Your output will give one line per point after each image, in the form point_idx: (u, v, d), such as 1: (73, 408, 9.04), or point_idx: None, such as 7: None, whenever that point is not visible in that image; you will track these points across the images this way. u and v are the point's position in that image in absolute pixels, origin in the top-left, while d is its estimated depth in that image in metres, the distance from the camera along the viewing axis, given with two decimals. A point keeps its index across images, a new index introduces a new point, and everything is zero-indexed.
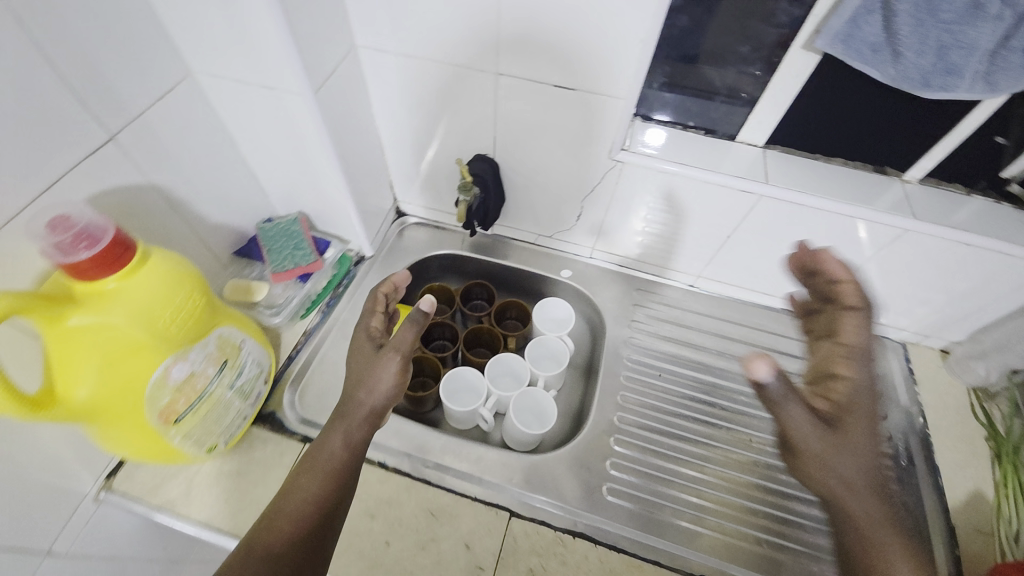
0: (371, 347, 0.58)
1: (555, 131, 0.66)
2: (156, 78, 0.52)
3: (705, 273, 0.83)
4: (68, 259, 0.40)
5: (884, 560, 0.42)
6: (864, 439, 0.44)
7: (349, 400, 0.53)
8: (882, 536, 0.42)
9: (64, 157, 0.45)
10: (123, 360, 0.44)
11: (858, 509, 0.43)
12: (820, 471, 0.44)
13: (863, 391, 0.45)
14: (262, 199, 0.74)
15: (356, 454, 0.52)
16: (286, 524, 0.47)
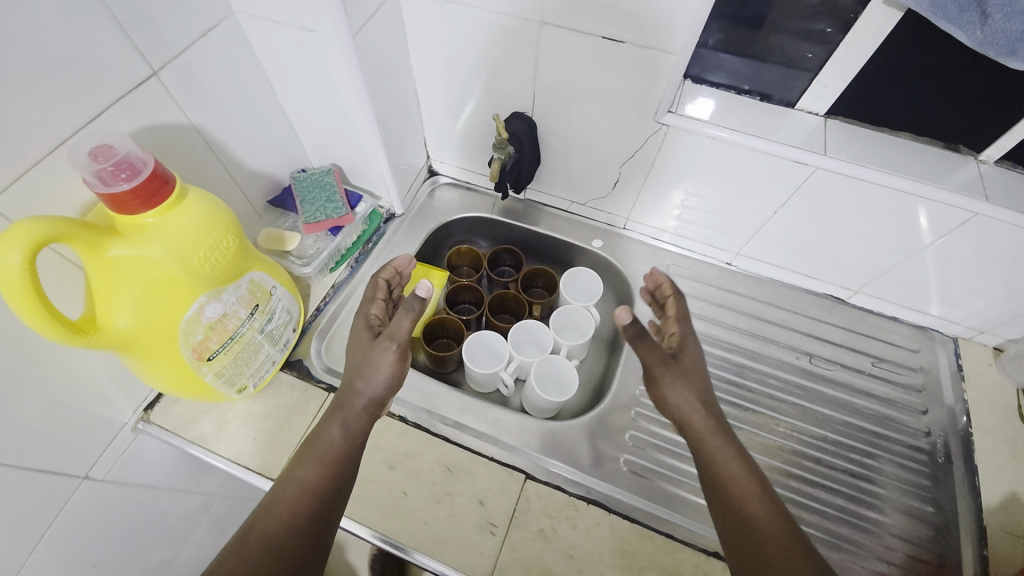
0: (367, 337, 0.59)
1: (599, 89, 0.63)
2: (196, 13, 0.51)
3: (744, 251, 0.79)
4: (122, 187, 0.40)
5: (724, 466, 0.52)
6: (695, 370, 0.57)
7: (348, 391, 0.56)
8: (720, 448, 0.53)
9: (110, 90, 0.45)
10: (160, 294, 0.45)
11: (705, 429, 0.54)
12: (671, 399, 0.55)
13: (691, 340, 0.60)
14: (297, 148, 0.73)
15: (355, 451, 0.56)
16: (287, 513, 0.50)
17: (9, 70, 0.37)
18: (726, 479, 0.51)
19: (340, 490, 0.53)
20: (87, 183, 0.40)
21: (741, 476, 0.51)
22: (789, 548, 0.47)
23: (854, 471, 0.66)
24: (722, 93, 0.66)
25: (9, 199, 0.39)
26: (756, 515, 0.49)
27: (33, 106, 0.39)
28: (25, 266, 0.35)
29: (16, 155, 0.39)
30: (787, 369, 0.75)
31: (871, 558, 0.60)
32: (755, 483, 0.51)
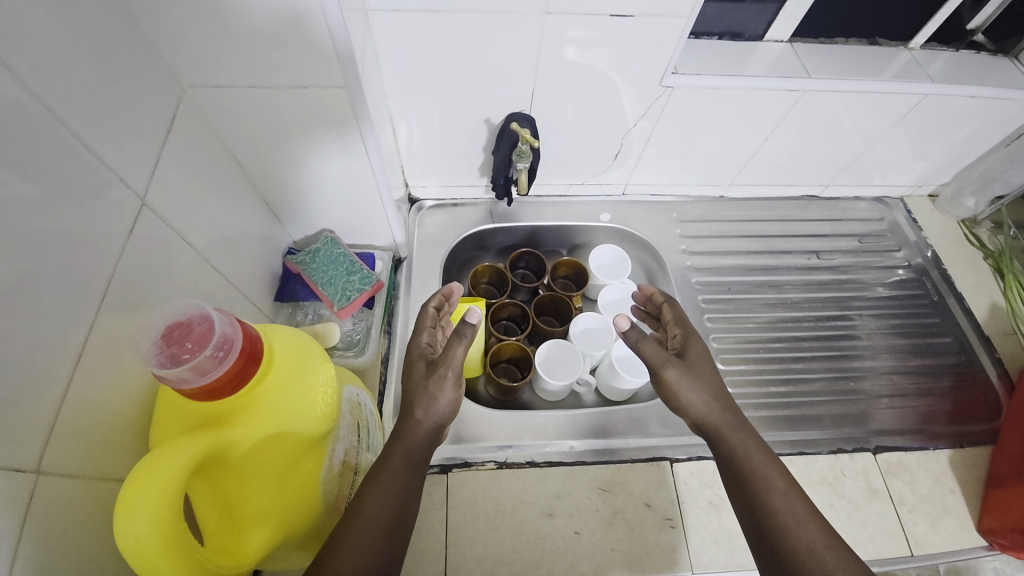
0: (423, 366, 0.50)
1: (602, 66, 0.60)
2: (153, 106, 0.38)
3: (736, 181, 0.85)
4: (234, 350, 0.32)
5: (748, 461, 0.46)
6: (707, 366, 0.51)
7: (404, 417, 0.47)
8: (742, 442, 0.47)
9: (107, 246, 0.33)
10: (296, 478, 0.36)
11: (723, 424, 0.49)
12: (684, 399, 0.50)
13: (695, 336, 0.55)
14: (278, 226, 0.60)
15: (416, 474, 0.45)
16: (351, 557, 0.39)
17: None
18: (748, 471, 0.46)
19: (404, 508, 0.43)
20: (192, 385, 0.31)
21: (764, 467, 0.46)
22: (816, 542, 0.42)
23: (866, 334, 0.78)
24: (699, 42, 0.68)
25: (55, 455, 0.28)
26: (782, 512, 0.44)
27: (37, 308, 0.28)
28: (163, 532, 0.27)
29: (41, 389, 0.28)
30: (805, 271, 0.84)
31: (876, 398, 0.73)
32: (779, 475, 0.46)
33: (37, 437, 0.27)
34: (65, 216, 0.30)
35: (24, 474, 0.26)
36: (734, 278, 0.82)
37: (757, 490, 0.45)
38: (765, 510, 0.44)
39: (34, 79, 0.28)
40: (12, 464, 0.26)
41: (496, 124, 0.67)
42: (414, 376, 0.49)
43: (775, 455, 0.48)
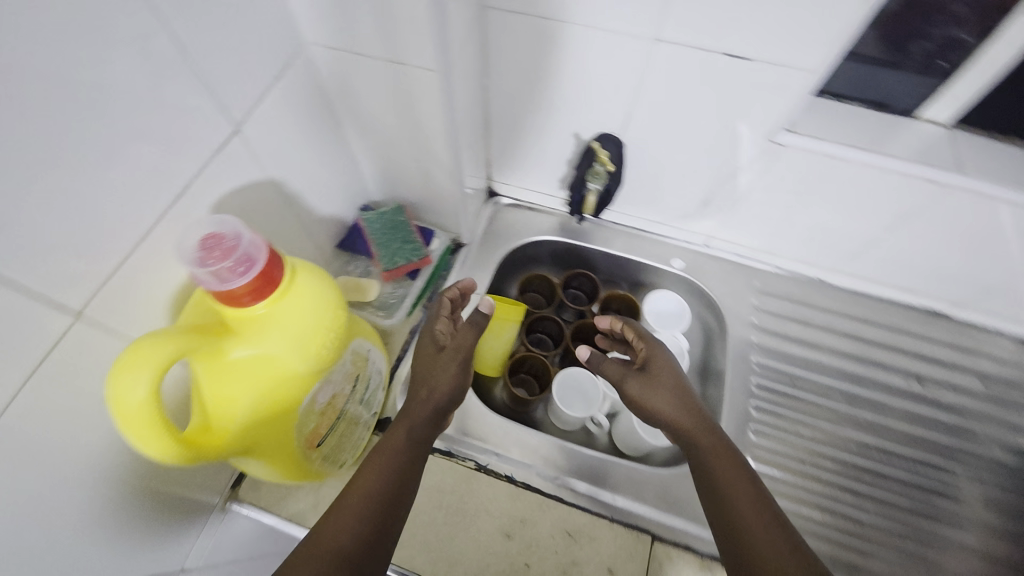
0: (434, 350, 0.56)
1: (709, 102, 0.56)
2: (274, 54, 0.45)
3: (840, 267, 0.74)
4: (251, 270, 0.35)
5: (713, 461, 0.48)
6: (671, 376, 0.54)
7: (412, 398, 0.52)
8: (705, 445, 0.49)
9: (196, 157, 0.39)
10: (279, 395, 0.40)
11: (690, 431, 0.50)
12: (649, 408, 0.53)
13: (661, 349, 0.57)
14: (360, 183, 0.66)
15: (417, 455, 0.48)
16: (350, 519, 0.42)
17: (90, 150, 0.31)
18: (713, 473, 0.47)
19: (401, 485, 0.46)
20: (212, 288, 0.35)
21: (728, 469, 0.47)
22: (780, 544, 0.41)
23: (964, 496, 0.64)
24: (836, 105, 0.60)
25: (97, 306, 0.34)
26: (744, 511, 0.44)
27: (119, 186, 0.34)
28: (147, 396, 0.31)
29: (103, 252, 0.34)
30: (899, 395, 0.71)
31: None
32: (744, 478, 0.46)
33: (87, 288, 0.33)
34: (164, 120, 0.36)
35: (66, 313, 0.32)
36: (803, 373, 0.72)
37: (722, 492, 0.46)
38: (731, 514, 0.44)
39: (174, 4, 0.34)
40: (57, 300, 0.32)
41: (584, 141, 0.67)
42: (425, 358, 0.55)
43: (743, 459, 0.48)
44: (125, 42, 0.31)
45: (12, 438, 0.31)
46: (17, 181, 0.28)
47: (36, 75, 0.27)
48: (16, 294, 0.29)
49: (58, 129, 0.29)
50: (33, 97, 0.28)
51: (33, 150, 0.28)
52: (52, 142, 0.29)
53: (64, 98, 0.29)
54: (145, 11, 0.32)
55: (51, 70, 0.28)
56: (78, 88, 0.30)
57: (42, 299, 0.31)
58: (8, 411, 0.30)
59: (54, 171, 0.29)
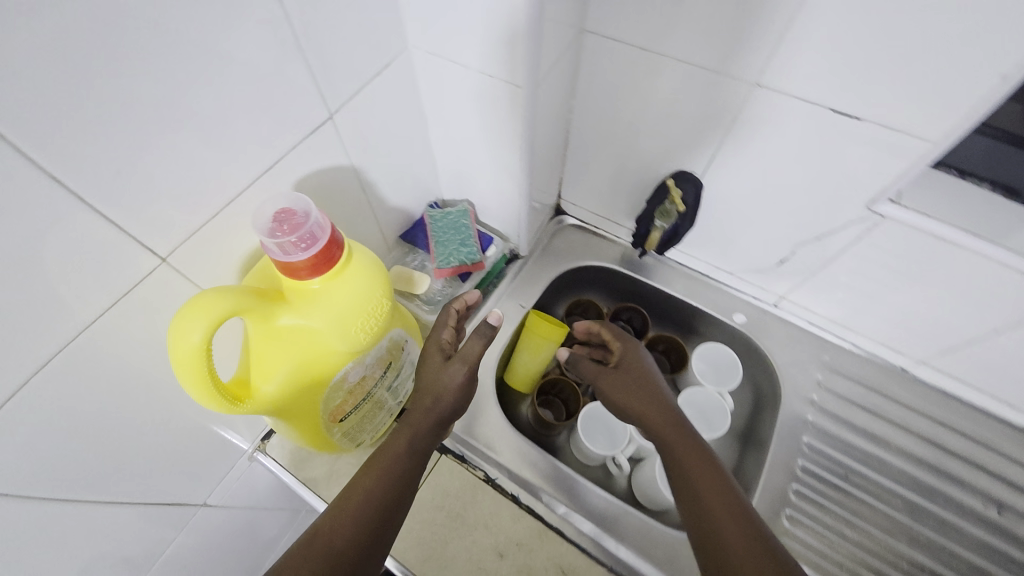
0: (439, 357, 0.53)
1: (807, 153, 0.52)
2: (378, 52, 0.48)
3: (930, 362, 0.66)
4: (313, 248, 0.38)
5: (682, 458, 0.51)
6: (639, 371, 0.57)
7: (416, 404, 0.51)
8: (673, 442, 0.52)
9: (290, 136, 0.43)
10: (314, 365, 0.43)
11: (659, 428, 0.53)
12: (619, 403, 0.57)
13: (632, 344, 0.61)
14: (434, 180, 0.69)
15: (415, 466, 0.50)
16: (348, 519, 0.45)
17: (201, 116, 0.35)
18: (683, 469, 0.50)
19: (393, 493, 0.47)
20: (277, 259, 0.37)
21: (697, 467, 0.49)
22: (749, 542, 0.43)
23: None
24: (959, 182, 0.53)
25: (181, 255, 0.39)
26: (715, 511, 0.46)
27: (219, 152, 0.38)
28: (201, 344, 0.34)
29: (198, 207, 0.38)
30: (975, 521, 0.61)
31: None
32: (713, 476, 0.49)
33: (176, 238, 0.38)
34: (267, 101, 0.40)
35: (154, 256, 0.37)
36: (860, 468, 0.64)
37: (692, 490, 0.48)
38: (712, 528, 0.45)
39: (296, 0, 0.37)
40: (148, 244, 0.36)
41: (661, 175, 0.65)
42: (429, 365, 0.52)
43: (714, 456, 0.51)
44: (246, 30, 0.35)
45: (84, 351, 0.36)
46: (135, 137, 0.32)
47: (169, 50, 0.31)
48: (114, 232, 0.34)
49: (178, 98, 0.33)
50: (163, 68, 0.32)
51: (154, 109, 0.32)
52: (170, 108, 0.33)
53: (187, 72, 0.33)
54: (270, 4, 0.36)
55: (181, 47, 0.32)
56: (200, 65, 0.33)
57: (136, 241, 0.35)
58: (88, 328, 0.35)
59: (166, 132, 0.34)
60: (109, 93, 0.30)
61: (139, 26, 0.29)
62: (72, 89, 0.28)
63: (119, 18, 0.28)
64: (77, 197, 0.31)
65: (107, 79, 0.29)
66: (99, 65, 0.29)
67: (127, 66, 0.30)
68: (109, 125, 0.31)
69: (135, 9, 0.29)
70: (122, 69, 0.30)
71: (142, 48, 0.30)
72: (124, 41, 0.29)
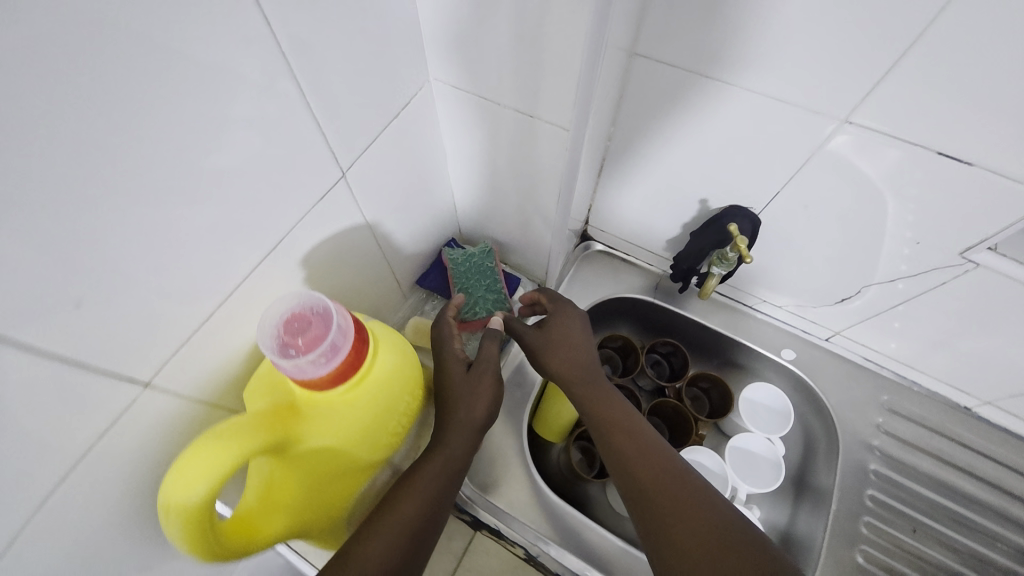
0: (461, 368, 0.49)
1: (894, 192, 0.45)
2: (396, 90, 0.40)
3: (1001, 404, 0.60)
4: (335, 361, 0.32)
5: (614, 426, 0.47)
6: (569, 331, 0.53)
7: (446, 419, 0.46)
8: (607, 410, 0.48)
9: (295, 203, 0.35)
10: (336, 486, 0.36)
11: (589, 394, 0.50)
12: (546, 365, 0.52)
13: (562, 301, 0.55)
14: (452, 215, 0.62)
15: (452, 481, 0.44)
16: (380, 536, 0.39)
17: (187, 203, 0.28)
18: (616, 438, 0.47)
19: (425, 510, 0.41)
20: (291, 374, 0.31)
21: (632, 436, 0.46)
22: (688, 520, 0.41)
23: None
24: None
25: (168, 372, 0.31)
26: (651, 485, 0.43)
27: (213, 238, 0.30)
28: (200, 501, 0.27)
29: (194, 309, 0.31)
30: None
31: None
32: (650, 447, 0.46)
33: (162, 354, 0.30)
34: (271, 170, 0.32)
35: (135, 383, 0.29)
36: (929, 523, 0.60)
37: (627, 461, 0.45)
38: (634, 481, 0.44)
39: (306, 46, 0.30)
40: (125, 372, 0.29)
41: (710, 208, 0.58)
42: (452, 379, 0.48)
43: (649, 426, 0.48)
44: (243, 93, 0.28)
45: (57, 511, 0.28)
46: (98, 251, 0.25)
47: (140, 139, 0.24)
48: (78, 371, 0.26)
49: (157, 196, 0.26)
50: (133, 162, 0.24)
51: (124, 207, 0.25)
52: (145, 205, 0.26)
53: (167, 161, 0.26)
54: (273, 57, 0.28)
55: (152, 134, 0.24)
56: (185, 146, 0.26)
57: (108, 372, 0.28)
58: (61, 483, 0.28)
59: (136, 243, 0.26)
60: (65, 200, 0.22)
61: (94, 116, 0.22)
62: (12, 206, 0.21)
63: (66, 111, 0.21)
64: (25, 349, 0.23)
65: (58, 183, 0.22)
66: (42, 175, 0.21)
67: (81, 170, 0.22)
68: (59, 249, 0.23)
69: (92, 94, 0.21)
70: (76, 174, 0.22)
71: (102, 139, 0.23)
72: (76, 139, 0.22)
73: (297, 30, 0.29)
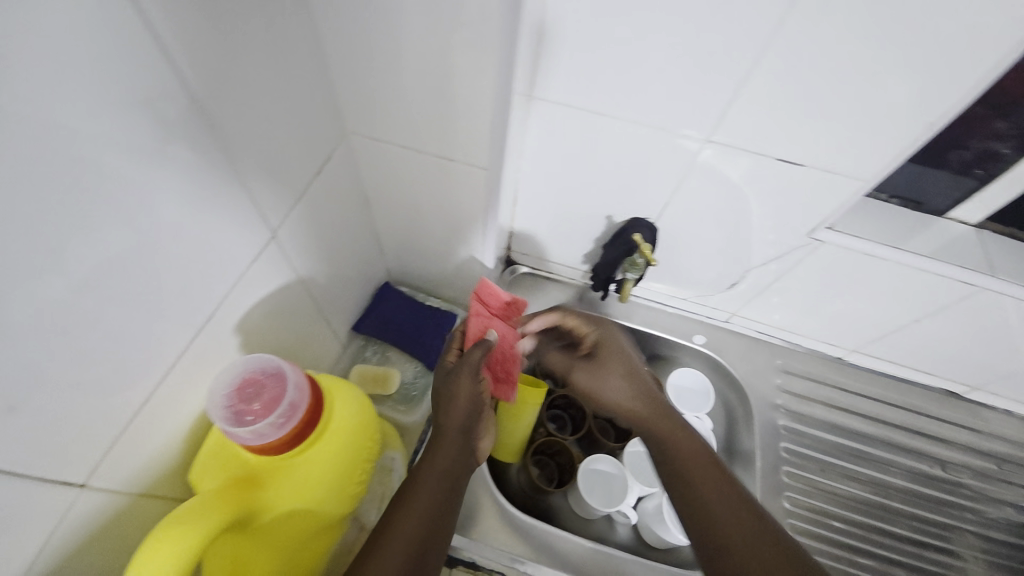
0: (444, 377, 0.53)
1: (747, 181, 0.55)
2: (312, 150, 0.42)
3: (863, 349, 0.74)
4: (294, 419, 0.33)
5: (684, 458, 0.48)
6: (623, 365, 0.58)
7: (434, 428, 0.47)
8: (677, 441, 0.49)
9: (214, 267, 0.35)
10: (306, 549, 0.36)
11: (655, 423, 0.52)
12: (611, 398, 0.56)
13: (610, 335, 0.59)
14: (378, 258, 0.62)
15: (447, 497, 0.43)
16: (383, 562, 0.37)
17: (104, 282, 0.28)
18: (688, 472, 0.47)
19: (431, 538, 0.40)
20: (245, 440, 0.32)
21: (703, 468, 0.47)
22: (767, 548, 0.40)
23: (972, 560, 0.67)
24: (890, 206, 0.60)
25: (106, 471, 0.32)
26: (729, 518, 0.42)
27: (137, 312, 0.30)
28: None
29: (124, 401, 0.31)
30: (921, 479, 0.71)
31: None
32: (725, 481, 0.45)
33: (95, 454, 0.30)
34: (189, 237, 0.32)
35: (72, 487, 0.29)
36: (831, 460, 0.71)
37: (701, 494, 0.45)
38: (708, 515, 0.43)
39: (213, 113, 0.31)
40: (63, 478, 0.29)
41: (616, 223, 0.65)
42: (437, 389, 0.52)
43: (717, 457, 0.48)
44: (150, 164, 0.28)
45: None
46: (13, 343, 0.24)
47: (52, 225, 0.24)
48: (14, 486, 0.26)
49: (75, 278, 0.26)
50: (41, 247, 0.24)
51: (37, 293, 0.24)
52: (61, 290, 0.25)
53: (83, 242, 0.26)
54: (182, 127, 0.29)
55: (64, 218, 0.25)
56: (98, 225, 0.26)
57: (48, 481, 0.28)
58: None
59: (48, 329, 0.25)
60: None
61: (0, 206, 0.22)
62: None
63: None
64: None
65: None
66: None
67: None
68: None
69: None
70: None
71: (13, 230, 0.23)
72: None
73: (203, 99, 0.30)
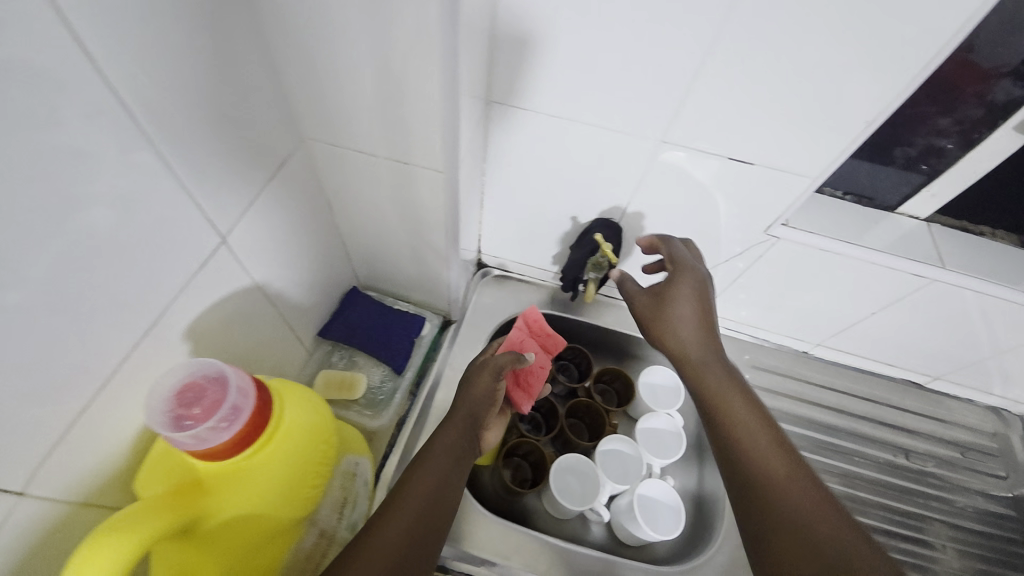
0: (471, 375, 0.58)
1: (704, 181, 0.56)
2: (265, 155, 0.42)
3: (827, 342, 0.75)
4: (237, 423, 0.33)
5: (730, 413, 0.50)
6: (697, 304, 0.55)
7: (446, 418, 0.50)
8: (730, 397, 0.51)
9: (162, 274, 0.35)
10: (256, 553, 0.36)
11: (706, 373, 0.52)
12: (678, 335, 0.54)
13: (694, 272, 0.56)
14: (344, 263, 0.62)
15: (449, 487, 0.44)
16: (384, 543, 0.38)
17: (40, 292, 0.27)
18: (735, 428, 0.49)
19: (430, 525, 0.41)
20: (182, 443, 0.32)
21: (752, 426, 0.48)
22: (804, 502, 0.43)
23: (940, 546, 0.68)
24: (843, 202, 0.62)
25: (44, 479, 0.31)
26: (774, 474, 0.45)
27: (77, 321, 0.30)
28: None
29: (63, 408, 0.31)
30: (887, 469, 0.72)
31: None
32: (768, 438, 0.47)
33: (32, 461, 0.30)
34: (133, 245, 0.32)
35: (7, 494, 0.29)
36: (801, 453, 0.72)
37: (745, 449, 0.47)
38: (747, 471, 0.46)
39: (155, 119, 0.31)
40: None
41: (581, 224, 0.66)
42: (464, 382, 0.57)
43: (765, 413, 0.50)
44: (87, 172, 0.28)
45: None
46: None
47: None
48: None
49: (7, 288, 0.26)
50: None
51: None
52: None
53: (15, 252, 0.26)
54: (122, 136, 0.29)
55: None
56: (31, 234, 0.26)
57: None
58: None
59: None
60: None
61: None
62: None
63: None
64: None
65: None
66: None
67: None
68: None
69: None
70: None
71: None
72: None
73: (143, 106, 0.30)
